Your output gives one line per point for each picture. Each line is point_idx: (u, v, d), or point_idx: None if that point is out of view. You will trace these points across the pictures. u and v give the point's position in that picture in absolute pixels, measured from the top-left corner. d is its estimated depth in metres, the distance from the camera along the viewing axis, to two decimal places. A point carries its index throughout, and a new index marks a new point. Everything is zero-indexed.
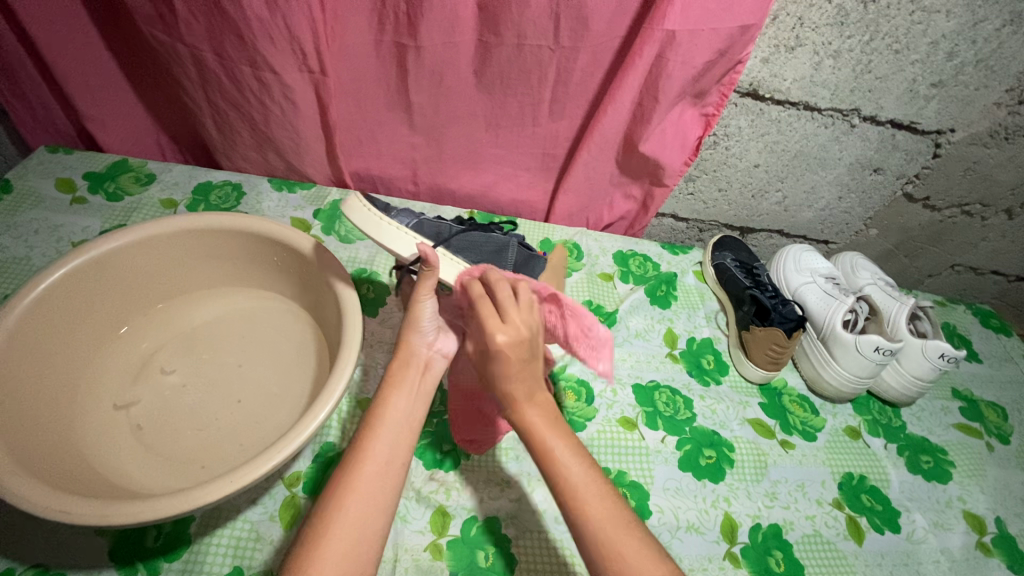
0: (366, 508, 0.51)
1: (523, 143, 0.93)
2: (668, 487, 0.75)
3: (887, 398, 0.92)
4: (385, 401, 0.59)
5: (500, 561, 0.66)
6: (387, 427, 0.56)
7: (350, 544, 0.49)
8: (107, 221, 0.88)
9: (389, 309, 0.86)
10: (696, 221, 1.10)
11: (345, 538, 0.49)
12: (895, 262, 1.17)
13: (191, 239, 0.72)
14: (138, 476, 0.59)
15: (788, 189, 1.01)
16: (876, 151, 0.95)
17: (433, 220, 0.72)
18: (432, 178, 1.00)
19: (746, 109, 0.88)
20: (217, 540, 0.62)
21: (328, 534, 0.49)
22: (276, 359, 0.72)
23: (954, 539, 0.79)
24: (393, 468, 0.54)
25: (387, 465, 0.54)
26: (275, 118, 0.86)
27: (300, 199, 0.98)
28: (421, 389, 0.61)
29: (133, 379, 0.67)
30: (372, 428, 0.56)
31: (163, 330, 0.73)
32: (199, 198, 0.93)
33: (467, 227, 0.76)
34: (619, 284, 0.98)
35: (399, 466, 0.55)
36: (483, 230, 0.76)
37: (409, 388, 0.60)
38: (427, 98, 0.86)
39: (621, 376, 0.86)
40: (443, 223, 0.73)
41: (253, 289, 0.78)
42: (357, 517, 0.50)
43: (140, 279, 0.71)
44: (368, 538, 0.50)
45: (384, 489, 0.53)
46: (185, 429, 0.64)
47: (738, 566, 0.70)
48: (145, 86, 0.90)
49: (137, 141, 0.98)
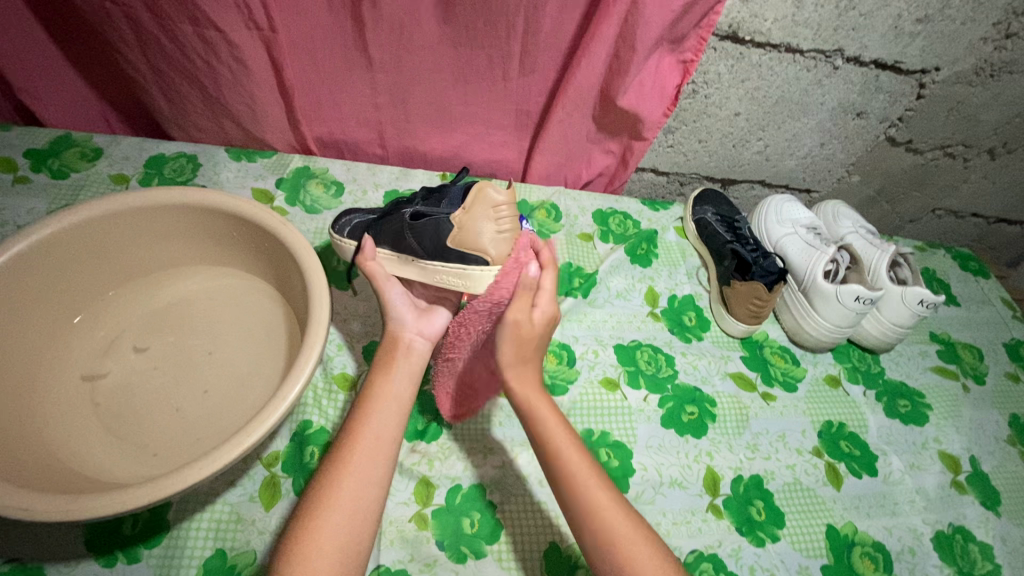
0: (361, 482, 0.51)
1: (494, 99, 0.88)
2: (650, 445, 0.75)
3: (867, 346, 0.93)
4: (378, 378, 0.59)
5: (486, 526, 0.66)
6: (379, 409, 0.56)
7: (346, 524, 0.49)
8: (53, 201, 0.82)
9: (361, 281, 0.84)
10: (676, 174, 1.06)
11: (342, 516, 0.49)
12: (877, 208, 1.16)
13: (142, 217, 0.68)
14: (107, 467, 0.57)
15: (770, 137, 0.98)
16: (859, 94, 0.91)
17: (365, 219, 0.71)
18: (401, 140, 0.96)
19: (725, 54, 0.84)
20: (197, 524, 0.61)
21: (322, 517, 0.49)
22: (246, 337, 0.69)
23: (930, 479, 0.81)
24: (384, 446, 0.54)
25: (382, 440, 0.54)
26: (225, 82, 0.81)
27: (260, 168, 0.92)
28: (412, 368, 0.61)
29: (103, 352, 0.66)
30: (365, 405, 0.56)
31: (121, 317, 0.69)
32: (153, 171, 0.88)
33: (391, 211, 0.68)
34: (599, 244, 0.96)
35: (393, 442, 0.55)
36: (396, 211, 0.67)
37: (402, 370, 0.60)
38: (389, 53, 0.80)
39: (603, 337, 0.85)
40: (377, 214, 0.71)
41: (216, 267, 0.74)
42: (352, 493, 0.50)
43: (88, 264, 0.67)
44: (364, 515, 0.50)
45: (381, 464, 0.53)
46: (152, 415, 0.62)
47: (721, 517, 0.71)
48: (81, 51, 0.83)
49: (79, 112, 0.91)
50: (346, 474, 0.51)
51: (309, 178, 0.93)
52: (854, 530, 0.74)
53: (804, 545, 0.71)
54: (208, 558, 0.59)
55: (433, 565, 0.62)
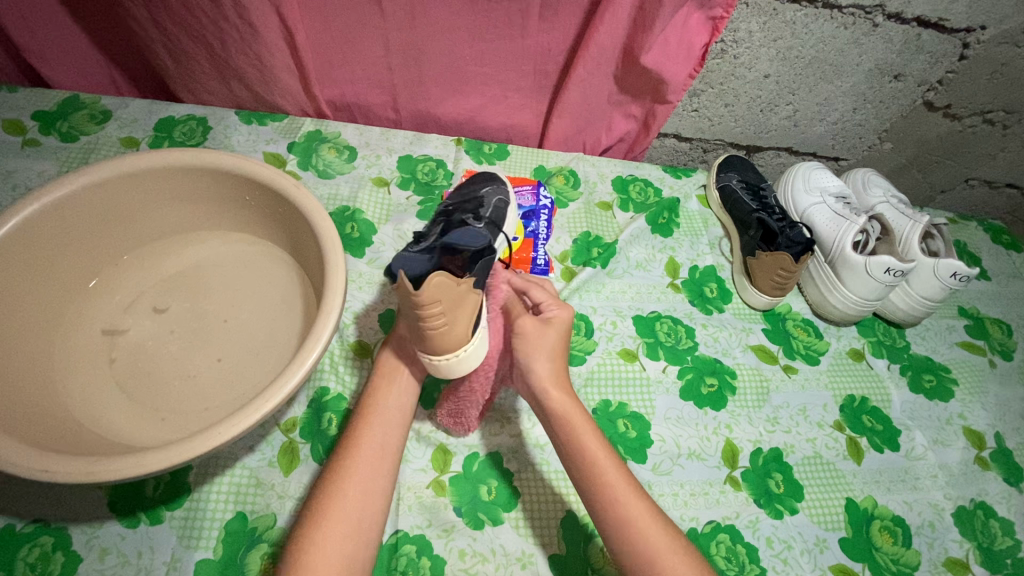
0: (362, 491, 0.54)
1: (512, 59, 0.84)
2: (669, 416, 0.74)
3: (893, 320, 0.90)
4: (376, 391, 0.61)
5: (503, 494, 0.66)
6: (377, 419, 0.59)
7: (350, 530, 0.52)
8: (63, 165, 0.81)
9: (376, 249, 0.82)
10: (700, 140, 1.02)
11: (344, 528, 0.52)
12: (907, 178, 1.11)
13: (151, 180, 0.66)
14: (126, 431, 0.58)
15: (800, 101, 0.94)
16: (898, 54, 0.86)
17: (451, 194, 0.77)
18: (414, 103, 0.92)
19: (758, 10, 0.79)
20: (217, 488, 0.62)
21: (328, 521, 0.52)
22: (260, 304, 0.68)
23: (953, 455, 0.79)
24: (386, 454, 0.57)
25: (383, 447, 0.57)
26: (234, 39, 0.78)
27: (271, 131, 0.90)
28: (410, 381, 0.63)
29: (125, 307, 0.66)
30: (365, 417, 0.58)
31: (136, 282, 0.68)
32: (163, 135, 0.86)
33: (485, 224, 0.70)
34: (619, 213, 0.93)
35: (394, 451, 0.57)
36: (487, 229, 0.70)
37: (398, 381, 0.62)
38: (403, 8, 0.77)
39: (621, 308, 0.83)
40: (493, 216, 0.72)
41: (228, 233, 0.73)
42: (356, 497, 0.53)
43: (101, 228, 0.65)
44: (366, 526, 0.53)
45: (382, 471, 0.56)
46: (170, 380, 0.61)
47: (739, 489, 0.71)
48: (87, 9, 0.80)
49: (87, 73, 0.89)
50: (348, 482, 0.54)
51: (321, 142, 0.90)
52: (874, 504, 0.73)
53: (822, 518, 0.71)
54: (229, 521, 0.60)
55: (451, 531, 0.63)
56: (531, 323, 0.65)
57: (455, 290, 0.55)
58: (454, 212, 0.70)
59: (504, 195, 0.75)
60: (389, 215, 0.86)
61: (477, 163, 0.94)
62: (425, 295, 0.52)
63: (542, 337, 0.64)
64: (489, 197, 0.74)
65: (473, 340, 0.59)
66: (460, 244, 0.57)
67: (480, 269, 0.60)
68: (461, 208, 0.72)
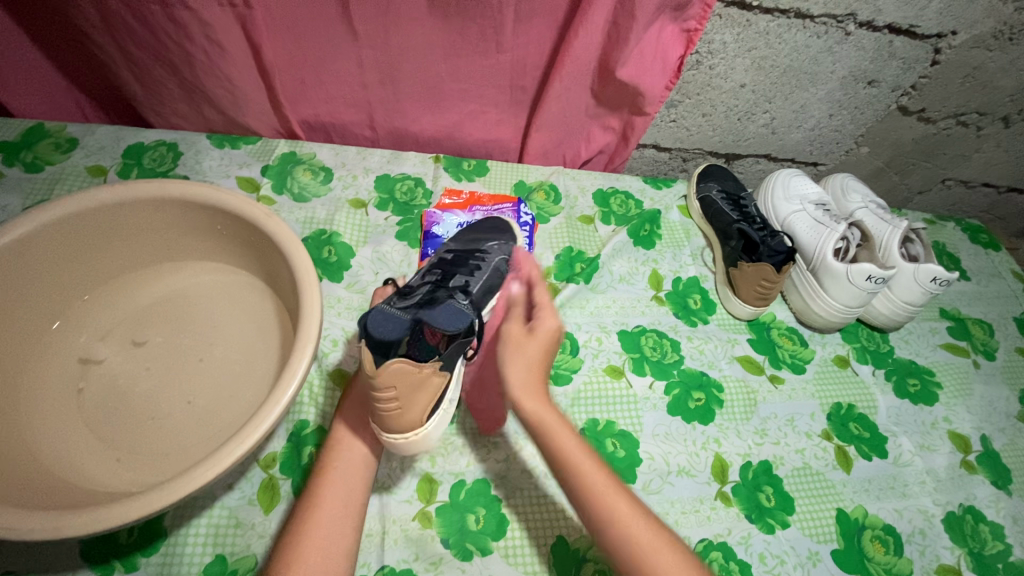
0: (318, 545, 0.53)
1: (487, 74, 0.84)
2: (657, 433, 0.74)
3: (876, 325, 0.90)
4: (335, 449, 0.61)
5: (492, 522, 0.65)
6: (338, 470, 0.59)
7: None
8: (28, 197, 0.78)
9: (355, 272, 0.81)
10: (679, 150, 1.02)
11: None
12: (885, 181, 1.11)
13: (118, 213, 0.64)
14: (98, 476, 0.56)
15: (777, 109, 0.94)
16: (871, 61, 0.87)
17: (466, 229, 0.78)
18: (391, 121, 0.91)
19: (732, 21, 0.79)
20: (195, 530, 0.59)
21: None
22: (235, 336, 0.66)
23: (940, 460, 0.80)
24: (351, 509, 0.57)
25: (341, 507, 0.57)
26: (202, 63, 0.76)
27: (244, 154, 0.88)
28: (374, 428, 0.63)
29: (95, 343, 0.64)
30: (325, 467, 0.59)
31: (103, 319, 0.65)
32: (132, 162, 0.84)
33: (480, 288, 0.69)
34: (600, 226, 0.93)
35: (357, 510, 0.58)
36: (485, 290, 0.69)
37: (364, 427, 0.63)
38: (374, 27, 0.76)
39: (606, 324, 0.82)
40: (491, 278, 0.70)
41: (201, 262, 0.71)
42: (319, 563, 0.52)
43: (63, 265, 0.63)
44: None
45: (335, 524, 0.56)
46: (142, 420, 0.59)
47: (729, 504, 0.70)
48: (48, 36, 0.78)
49: (51, 100, 0.86)
50: (306, 545, 0.53)
51: (296, 164, 0.89)
52: (864, 514, 0.73)
53: (813, 531, 0.70)
54: (208, 565, 0.58)
55: (439, 564, 0.61)
56: (517, 331, 0.61)
57: (417, 378, 0.54)
58: (452, 273, 0.68)
59: (508, 251, 0.74)
60: (367, 237, 0.85)
61: (456, 180, 0.93)
62: (381, 382, 0.52)
63: (523, 349, 0.59)
64: (492, 256, 0.72)
65: (428, 422, 0.58)
66: (434, 324, 0.56)
67: (449, 353, 0.59)
68: (460, 267, 0.70)
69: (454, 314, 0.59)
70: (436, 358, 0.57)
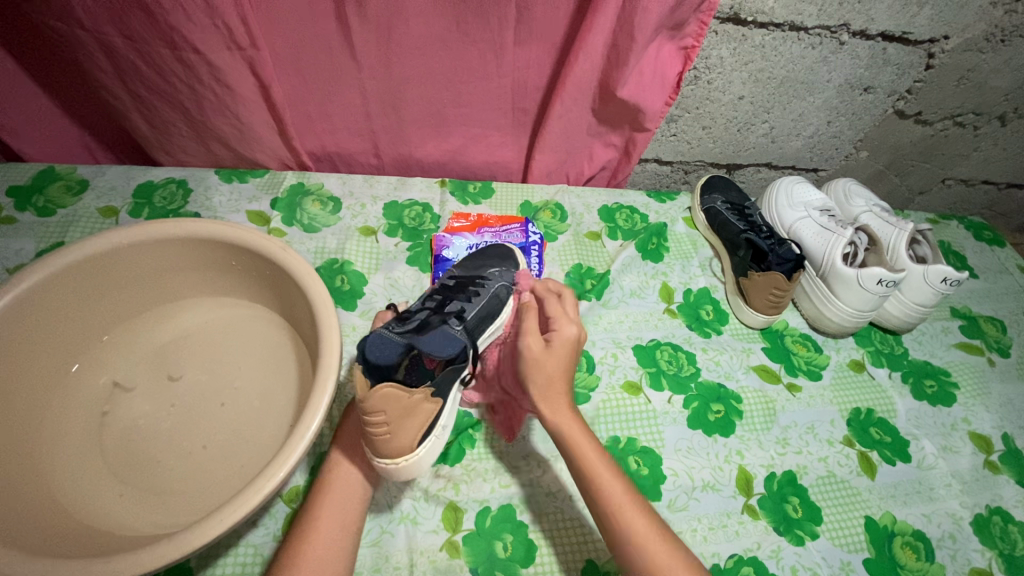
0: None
1: (489, 98, 0.85)
2: (679, 448, 0.73)
3: (889, 328, 0.90)
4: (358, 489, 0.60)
5: (519, 550, 0.64)
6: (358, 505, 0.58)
7: None
8: (42, 241, 0.79)
9: (369, 300, 0.81)
10: (681, 163, 1.03)
11: None
12: (885, 182, 1.13)
13: (133, 254, 0.64)
14: (122, 520, 0.55)
15: (776, 119, 0.95)
16: (866, 68, 0.88)
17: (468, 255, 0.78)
18: (396, 148, 0.92)
19: (727, 37, 0.81)
20: (221, 571, 0.59)
21: None
22: (252, 370, 0.66)
23: (963, 461, 0.79)
24: None
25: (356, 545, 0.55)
26: (210, 102, 0.78)
27: (253, 187, 0.89)
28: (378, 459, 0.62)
29: (111, 386, 0.63)
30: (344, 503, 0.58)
31: (121, 359, 0.65)
32: (142, 201, 0.85)
33: (479, 316, 0.66)
34: (608, 242, 0.93)
35: None
36: (484, 319, 0.67)
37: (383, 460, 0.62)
38: (378, 59, 0.77)
39: (621, 339, 0.82)
40: (490, 305, 0.67)
41: (217, 297, 0.71)
42: None
43: (79, 308, 0.63)
44: None
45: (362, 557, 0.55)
46: (164, 459, 0.59)
47: (757, 518, 0.69)
48: (55, 81, 0.79)
49: (60, 143, 0.87)
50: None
51: (305, 195, 0.89)
52: (893, 520, 0.72)
53: (844, 540, 0.69)
54: None
55: None
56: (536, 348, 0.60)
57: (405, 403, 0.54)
58: (450, 298, 0.66)
59: (510, 278, 0.72)
60: (378, 263, 0.85)
61: (463, 204, 0.94)
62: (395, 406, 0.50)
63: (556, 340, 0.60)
64: (492, 283, 0.69)
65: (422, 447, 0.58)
66: (429, 354, 0.56)
67: (441, 380, 0.58)
68: (458, 293, 0.67)
69: (448, 339, 0.58)
70: (430, 383, 0.57)
